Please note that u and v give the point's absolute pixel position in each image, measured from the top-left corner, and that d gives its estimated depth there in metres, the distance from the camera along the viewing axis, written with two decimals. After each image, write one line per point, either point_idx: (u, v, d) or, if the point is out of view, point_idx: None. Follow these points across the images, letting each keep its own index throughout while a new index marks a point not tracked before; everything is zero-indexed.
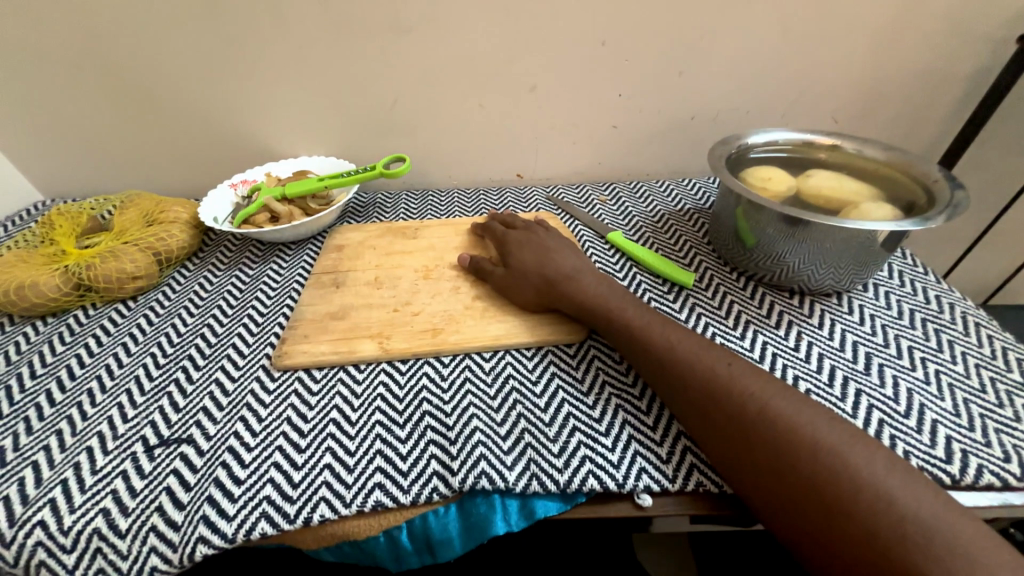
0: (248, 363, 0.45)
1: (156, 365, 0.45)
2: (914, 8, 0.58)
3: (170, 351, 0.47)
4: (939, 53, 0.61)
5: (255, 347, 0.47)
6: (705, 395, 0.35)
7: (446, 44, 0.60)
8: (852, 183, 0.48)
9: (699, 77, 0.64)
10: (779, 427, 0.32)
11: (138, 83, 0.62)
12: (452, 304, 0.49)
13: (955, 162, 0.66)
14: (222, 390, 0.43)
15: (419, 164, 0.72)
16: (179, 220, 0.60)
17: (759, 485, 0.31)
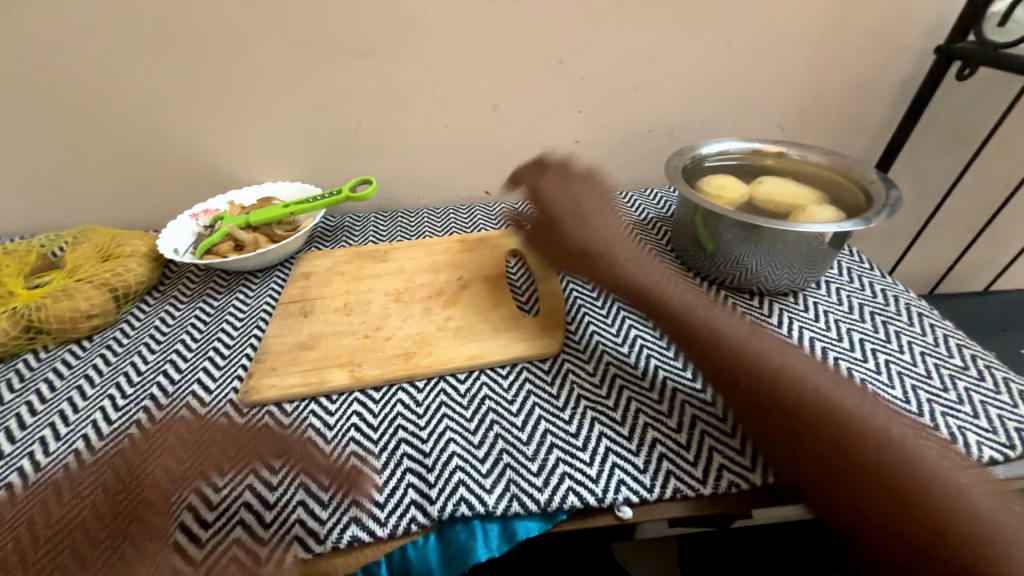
0: (214, 400, 0.44)
1: (116, 407, 0.44)
2: (841, 24, 0.62)
3: (130, 391, 0.45)
4: (869, 63, 0.66)
5: (222, 383, 0.45)
6: (731, 362, 0.31)
7: (408, 67, 0.61)
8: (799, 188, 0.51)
9: (653, 92, 0.67)
10: (817, 404, 0.28)
11: (89, 114, 0.61)
12: (425, 326, 0.49)
13: (891, 163, 0.71)
14: (187, 428, 0.41)
15: (387, 185, 0.72)
16: (137, 253, 0.59)
17: (799, 464, 0.27)
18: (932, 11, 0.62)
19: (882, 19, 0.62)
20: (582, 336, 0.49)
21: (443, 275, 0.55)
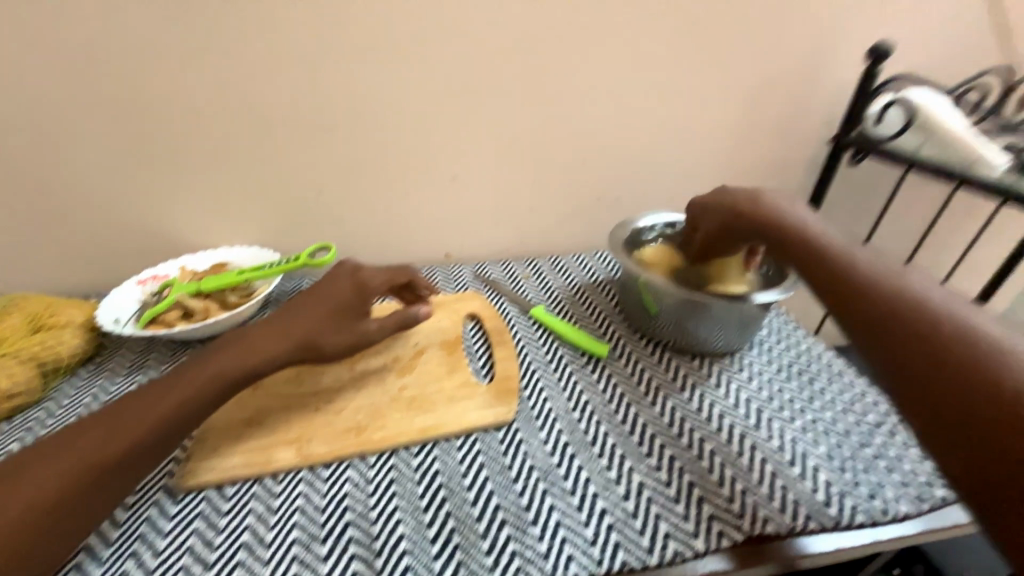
0: (143, 491, 0.41)
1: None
2: (751, 115, 0.73)
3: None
4: (779, 147, 0.76)
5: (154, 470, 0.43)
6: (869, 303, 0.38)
7: (368, 143, 0.66)
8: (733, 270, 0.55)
9: (598, 167, 0.74)
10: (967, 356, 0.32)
11: (34, 181, 0.60)
12: (378, 396, 0.49)
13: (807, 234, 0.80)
14: (112, 521, 0.39)
15: (346, 250, 0.74)
16: (73, 324, 0.56)
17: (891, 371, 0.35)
18: (823, 107, 0.73)
19: (782, 113, 0.73)
20: (535, 403, 0.50)
21: (398, 341, 0.55)
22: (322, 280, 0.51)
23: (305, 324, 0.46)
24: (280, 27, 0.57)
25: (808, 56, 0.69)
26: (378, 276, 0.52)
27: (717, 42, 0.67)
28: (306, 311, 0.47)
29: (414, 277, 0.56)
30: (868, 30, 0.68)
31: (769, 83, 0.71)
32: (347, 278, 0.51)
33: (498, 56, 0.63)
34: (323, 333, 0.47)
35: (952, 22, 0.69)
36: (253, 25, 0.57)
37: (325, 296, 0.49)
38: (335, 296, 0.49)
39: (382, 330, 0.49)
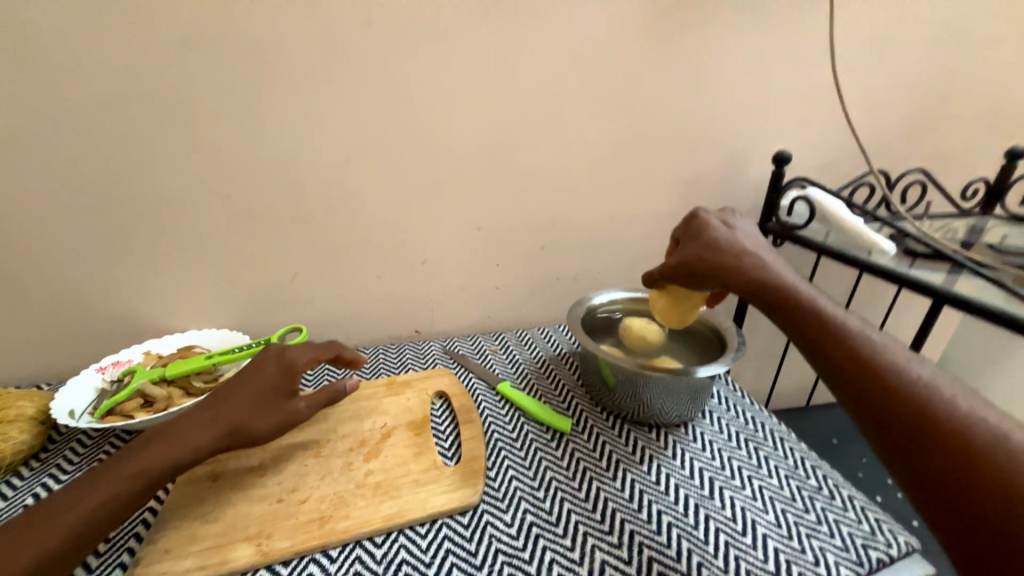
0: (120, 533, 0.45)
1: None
2: (686, 206, 0.84)
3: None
4: None
5: (108, 556, 0.43)
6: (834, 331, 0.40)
7: (345, 232, 0.71)
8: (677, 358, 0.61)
9: (556, 250, 0.81)
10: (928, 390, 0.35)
11: (7, 274, 0.62)
12: (342, 484, 0.49)
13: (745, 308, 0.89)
14: (84, 568, 0.42)
15: (318, 329, 0.76)
16: (22, 417, 0.55)
17: (860, 394, 0.37)
18: (746, 199, 0.85)
19: (714, 202, 0.85)
20: (501, 483, 0.51)
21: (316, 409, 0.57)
22: (246, 368, 0.51)
23: (231, 411, 0.46)
24: (266, 132, 0.63)
25: (731, 158, 0.81)
26: (304, 355, 0.52)
27: (656, 145, 0.77)
28: (234, 398, 0.47)
29: (339, 352, 0.57)
30: (777, 138, 0.81)
31: (699, 180, 0.82)
32: (272, 361, 0.51)
33: (466, 157, 0.71)
34: (251, 419, 0.46)
35: (839, 135, 0.84)
36: (240, 131, 0.62)
37: (251, 381, 0.49)
38: (261, 380, 0.49)
39: (311, 408, 0.49)
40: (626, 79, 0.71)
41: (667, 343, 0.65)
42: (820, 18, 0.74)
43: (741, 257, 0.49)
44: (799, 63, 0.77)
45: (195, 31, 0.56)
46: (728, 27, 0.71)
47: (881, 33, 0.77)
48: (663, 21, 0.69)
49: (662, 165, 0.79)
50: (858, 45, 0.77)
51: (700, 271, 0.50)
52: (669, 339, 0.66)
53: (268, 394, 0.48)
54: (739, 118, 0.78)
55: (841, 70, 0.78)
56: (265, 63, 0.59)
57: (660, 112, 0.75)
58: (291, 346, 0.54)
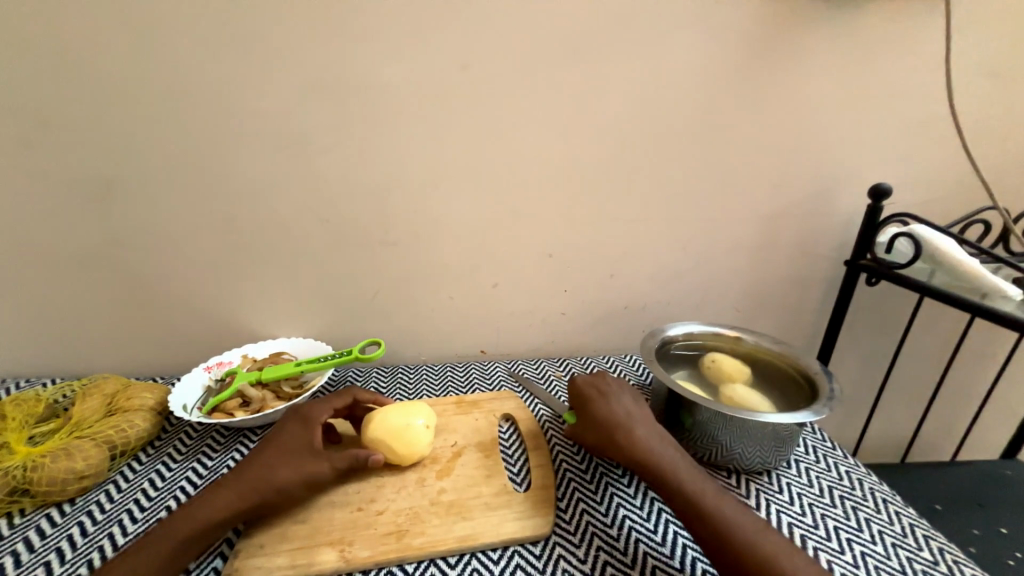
0: (198, 565, 0.46)
1: (104, 557, 0.46)
2: (765, 239, 0.80)
3: (112, 553, 0.46)
4: (792, 267, 0.83)
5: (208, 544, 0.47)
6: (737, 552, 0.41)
7: (425, 253, 0.75)
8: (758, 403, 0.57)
9: (625, 279, 0.81)
10: None
11: (139, 280, 0.72)
12: (417, 499, 0.50)
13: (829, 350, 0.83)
14: None
15: (392, 343, 0.80)
16: (145, 407, 0.62)
17: None
18: (834, 234, 0.80)
19: (798, 236, 0.80)
20: (572, 515, 0.51)
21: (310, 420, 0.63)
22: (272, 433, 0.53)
23: (253, 470, 0.48)
24: (365, 159, 0.68)
25: (819, 191, 0.77)
26: (323, 409, 0.55)
27: (738, 176, 0.75)
28: (257, 459, 0.49)
29: (356, 397, 0.59)
30: (872, 170, 0.76)
31: (781, 212, 0.79)
32: (294, 421, 0.54)
33: (544, 185, 0.73)
34: (274, 472, 0.48)
35: (948, 168, 0.77)
36: (344, 160, 0.68)
37: (278, 440, 0.51)
38: (282, 441, 0.51)
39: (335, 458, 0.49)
40: (710, 110, 0.71)
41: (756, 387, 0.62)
42: (929, 46, 0.69)
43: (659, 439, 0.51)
44: (902, 92, 0.72)
45: (315, 72, 0.63)
46: (823, 57, 0.69)
47: (1001, 60, 0.71)
48: (752, 52, 0.68)
49: (743, 196, 0.77)
50: (973, 75, 0.71)
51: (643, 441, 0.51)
52: (758, 382, 0.63)
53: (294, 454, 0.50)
54: (830, 150, 0.75)
55: (952, 99, 0.73)
56: (371, 98, 0.65)
57: (743, 142, 0.73)
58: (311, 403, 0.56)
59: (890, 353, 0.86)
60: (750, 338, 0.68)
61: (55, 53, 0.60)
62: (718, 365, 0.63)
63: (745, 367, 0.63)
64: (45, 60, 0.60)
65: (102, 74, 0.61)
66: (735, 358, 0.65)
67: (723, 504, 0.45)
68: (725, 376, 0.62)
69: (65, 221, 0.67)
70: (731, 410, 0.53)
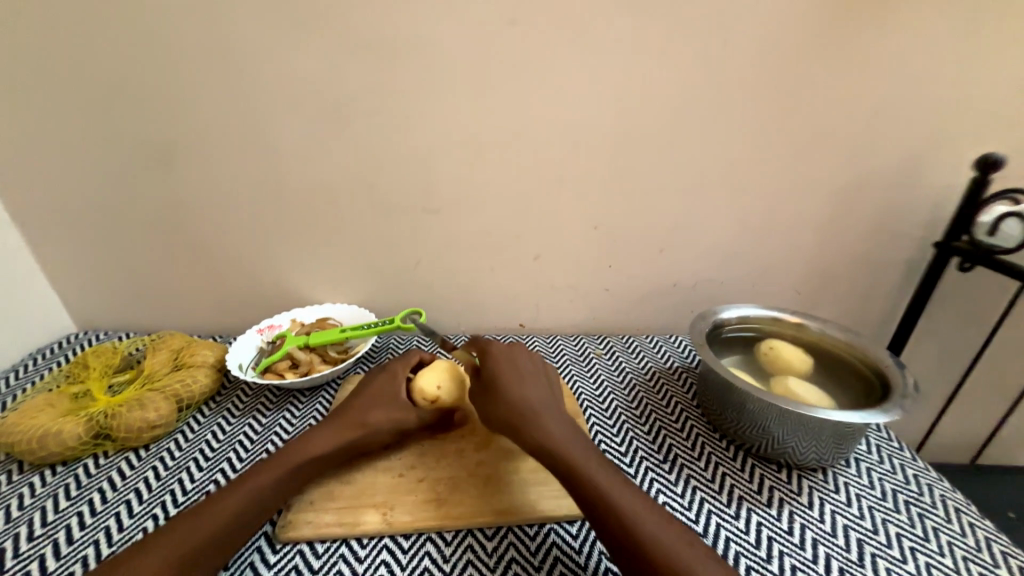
0: (235, 562, 0.44)
1: (175, 500, 0.51)
2: (840, 217, 0.72)
3: (182, 497, 0.51)
4: (867, 249, 0.75)
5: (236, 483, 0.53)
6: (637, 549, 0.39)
7: (467, 225, 0.73)
8: (817, 396, 0.54)
9: (676, 256, 0.76)
10: None
11: (198, 244, 0.75)
12: (457, 469, 0.51)
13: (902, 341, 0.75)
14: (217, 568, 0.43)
15: (433, 313, 0.81)
16: (206, 363, 0.66)
17: None
18: (923, 213, 0.71)
19: (880, 214, 0.72)
20: None
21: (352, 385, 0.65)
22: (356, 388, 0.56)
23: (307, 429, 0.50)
24: (405, 127, 0.66)
25: (913, 162, 0.68)
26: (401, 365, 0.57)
27: (817, 145, 0.67)
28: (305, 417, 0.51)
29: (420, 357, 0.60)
30: (981, 138, 0.66)
31: (864, 186, 0.70)
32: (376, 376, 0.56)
33: (592, 155, 0.68)
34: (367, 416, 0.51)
35: None
36: (388, 125, 0.66)
37: (347, 396, 0.55)
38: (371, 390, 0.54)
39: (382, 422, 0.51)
40: (784, 69, 0.63)
41: (816, 382, 0.57)
42: None
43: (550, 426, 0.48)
44: None
45: (358, 34, 0.61)
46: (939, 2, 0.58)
47: None
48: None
49: (816, 167, 0.69)
50: None
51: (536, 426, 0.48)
52: (818, 377, 0.58)
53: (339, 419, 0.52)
54: (933, 114, 0.65)
55: None
56: (417, 60, 0.62)
57: (822, 106, 0.65)
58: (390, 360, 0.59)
59: (973, 347, 0.77)
60: (815, 327, 0.62)
61: (114, 18, 0.60)
62: (775, 353, 0.59)
63: (805, 358, 0.59)
64: (105, 25, 0.61)
65: (157, 39, 0.61)
66: (796, 347, 0.60)
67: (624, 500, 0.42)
68: (780, 366, 0.59)
69: (131, 185, 0.71)
70: (787, 403, 0.49)
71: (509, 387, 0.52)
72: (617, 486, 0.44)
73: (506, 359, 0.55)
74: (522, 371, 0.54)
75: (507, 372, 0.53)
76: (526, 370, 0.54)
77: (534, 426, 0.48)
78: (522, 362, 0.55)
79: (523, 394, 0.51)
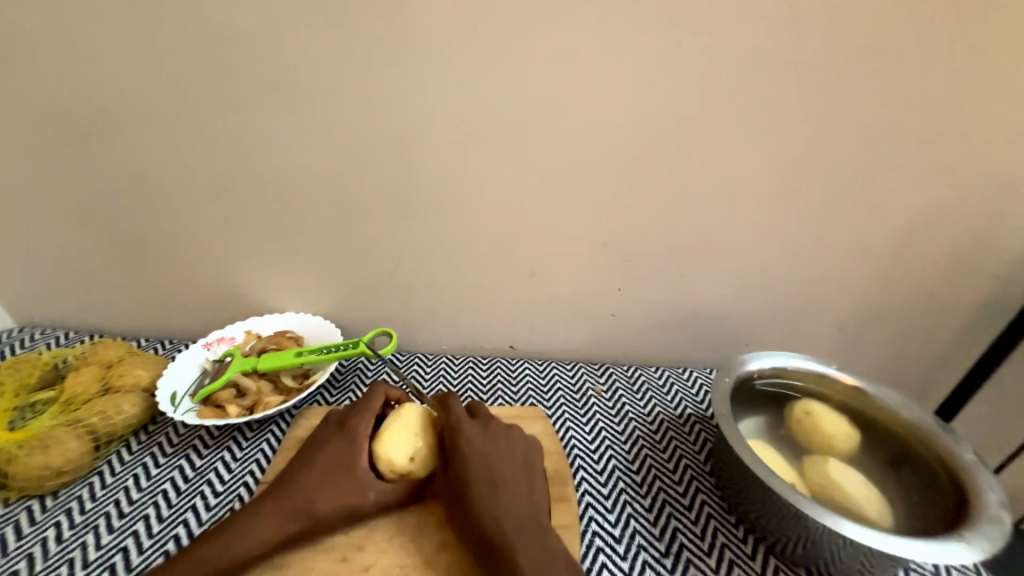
0: None
1: (71, 575, 0.41)
2: (896, 245, 0.61)
3: (80, 571, 0.42)
4: (926, 284, 0.63)
5: (149, 554, 0.43)
6: None
7: (452, 231, 0.61)
8: (865, 492, 0.43)
9: (698, 281, 0.64)
10: None
11: (133, 238, 0.64)
12: (412, 557, 0.42)
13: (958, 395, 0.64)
14: None
15: (410, 330, 0.70)
16: (138, 386, 0.56)
17: None
18: (998, 245, 0.60)
19: (943, 245, 0.60)
20: None
21: (304, 422, 0.55)
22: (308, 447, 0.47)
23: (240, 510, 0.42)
24: (383, 110, 0.54)
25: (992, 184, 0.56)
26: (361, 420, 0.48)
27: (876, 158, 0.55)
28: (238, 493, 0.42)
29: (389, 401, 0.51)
30: None
31: (930, 211, 0.58)
32: (330, 436, 0.47)
33: (610, 154, 0.56)
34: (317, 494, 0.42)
35: None
36: (357, 110, 0.54)
37: (296, 460, 0.46)
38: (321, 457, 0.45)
39: (327, 499, 0.42)
40: (859, 56, 0.50)
41: (861, 466, 0.46)
42: None
43: (523, 530, 0.41)
44: None
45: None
46: None
47: None
48: None
49: (882, 180, 0.57)
50: None
51: (508, 528, 0.41)
52: (865, 458, 0.47)
53: (272, 491, 0.43)
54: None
55: None
56: (394, 29, 0.50)
57: (898, 105, 0.52)
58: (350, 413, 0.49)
59: None
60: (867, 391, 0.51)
61: None
62: (814, 421, 0.48)
63: (852, 433, 0.48)
64: None
65: None
66: (841, 416, 0.49)
67: None
68: (818, 440, 0.47)
69: (50, 166, 0.59)
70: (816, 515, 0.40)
71: (484, 470, 0.44)
72: None
73: (477, 456, 0.45)
74: (503, 449, 0.47)
75: (489, 449, 0.46)
76: (498, 472, 0.44)
77: (505, 528, 0.41)
78: (494, 457, 0.45)
79: (501, 480, 0.44)
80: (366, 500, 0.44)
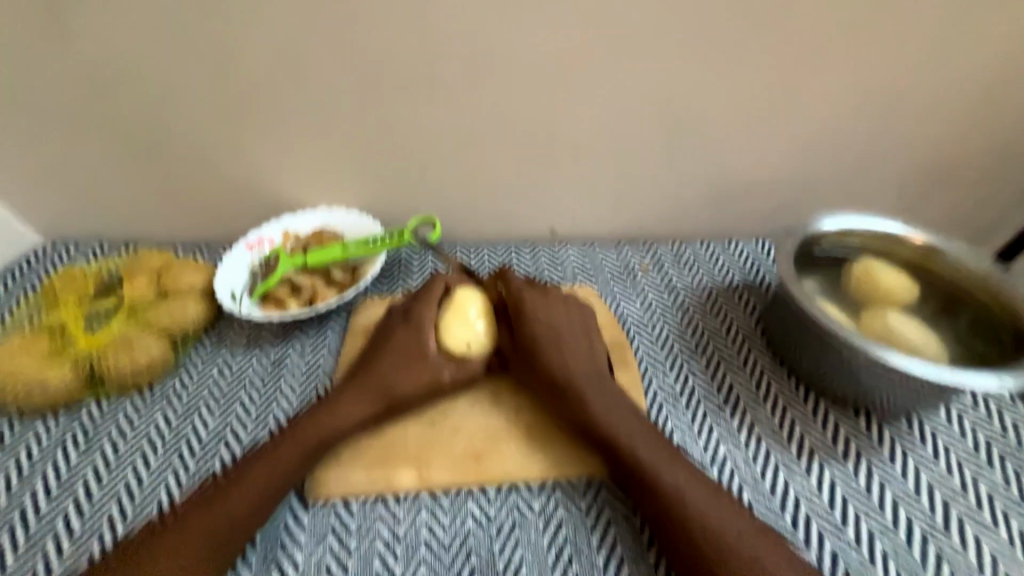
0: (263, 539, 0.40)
1: (192, 452, 0.46)
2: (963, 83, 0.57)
3: (198, 448, 0.46)
4: (994, 124, 0.60)
5: (254, 431, 0.48)
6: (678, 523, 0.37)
7: (489, 97, 0.56)
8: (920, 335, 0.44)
9: (753, 140, 0.60)
10: None
11: (146, 135, 0.59)
12: (495, 419, 0.46)
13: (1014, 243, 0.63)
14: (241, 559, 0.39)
15: (451, 220, 0.67)
16: (194, 289, 0.57)
17: None
18: None
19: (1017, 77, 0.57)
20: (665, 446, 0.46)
21: (365, 313, 0.57)
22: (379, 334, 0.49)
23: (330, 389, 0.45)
24: None
25: None
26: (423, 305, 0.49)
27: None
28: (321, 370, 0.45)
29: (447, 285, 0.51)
30: None
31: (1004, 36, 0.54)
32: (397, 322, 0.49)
33: None
34: (389, 374, 0.45)
35: None
36: None
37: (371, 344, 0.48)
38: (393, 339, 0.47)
39: (408, 374, 0.45)
40: None
41: (919, 314, 0.47)
42: None
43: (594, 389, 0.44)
44: None
45: None
46: None
47: None
48: None
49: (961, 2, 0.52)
50: None
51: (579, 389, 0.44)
52: (923, 305, 0.48)
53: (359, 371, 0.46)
54: None
55: None
56: None
57: None
58: (413, 302, 0.51)
59: None
60: (931, 245, 0.50)
61: None
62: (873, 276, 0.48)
63: (911, 285, 0.48)
64: None
65: None
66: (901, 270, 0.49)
67: (676, 471, 0.40)
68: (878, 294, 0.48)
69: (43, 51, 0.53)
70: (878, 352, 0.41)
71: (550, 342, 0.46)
72: (665, 457, 0.41)
73: (544, 326, 0.47)
74: (564, 321, 0.48)
75: (550, 321, 0.47)
76: (565, 340, 0.46)
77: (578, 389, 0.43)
78: (560, 328, 0.47)
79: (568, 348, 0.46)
80: (444, 377, 0.46)
